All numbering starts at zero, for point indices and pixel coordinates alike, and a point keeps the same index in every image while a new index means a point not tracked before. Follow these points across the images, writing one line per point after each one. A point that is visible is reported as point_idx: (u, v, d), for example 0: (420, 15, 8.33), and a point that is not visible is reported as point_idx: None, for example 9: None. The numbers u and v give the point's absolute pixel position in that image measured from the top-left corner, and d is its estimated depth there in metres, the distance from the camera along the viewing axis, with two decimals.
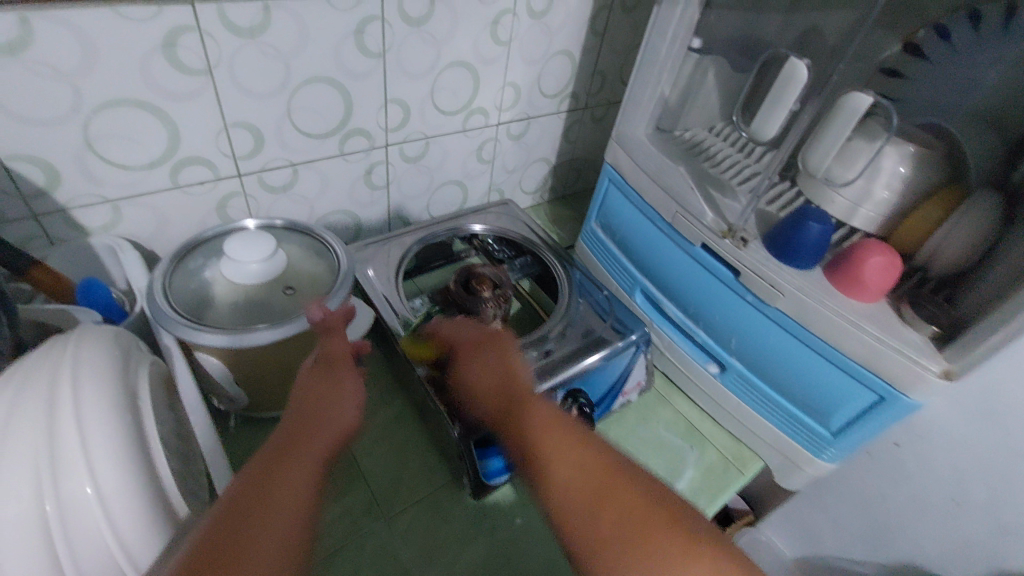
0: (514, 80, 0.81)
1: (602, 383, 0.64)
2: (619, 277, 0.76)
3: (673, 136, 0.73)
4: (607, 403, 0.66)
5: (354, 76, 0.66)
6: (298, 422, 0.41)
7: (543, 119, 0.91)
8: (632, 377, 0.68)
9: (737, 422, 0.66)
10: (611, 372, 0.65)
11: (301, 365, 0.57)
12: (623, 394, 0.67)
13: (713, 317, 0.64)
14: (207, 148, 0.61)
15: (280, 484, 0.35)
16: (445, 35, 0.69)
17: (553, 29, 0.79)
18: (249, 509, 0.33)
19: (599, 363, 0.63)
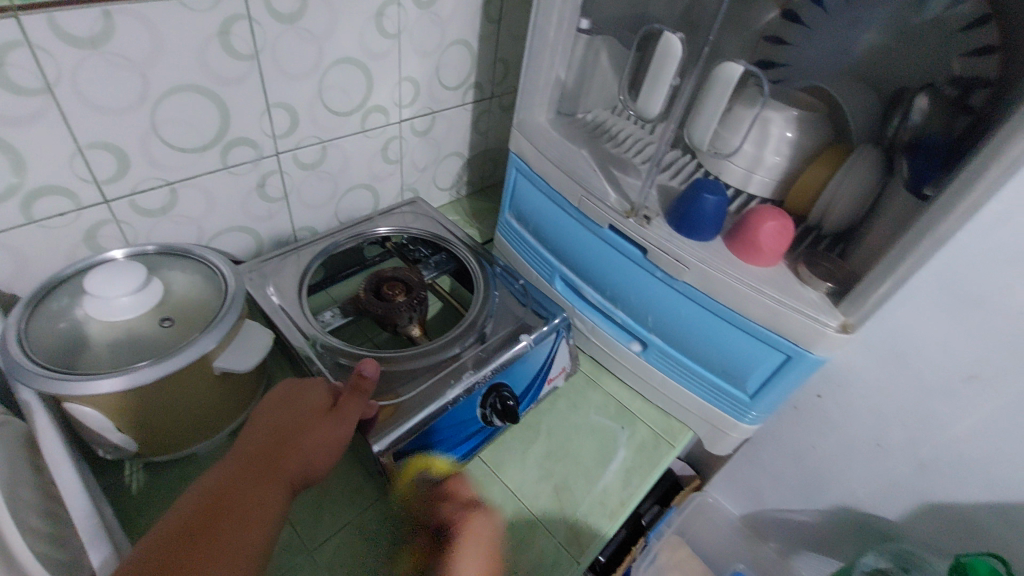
0: (411, 74, 0.78)
1: (524, 374, 0.62)
2: (537, 265, 0.74)
3: (576, 120, 0.73)
4: (534, 392, 0.65)
5: (226, 82, 0.61)
6: (274, 446, 0.45)
7: (448, 112, 0.89)
8: (557, 363, 0.67)
9: (665, 397, 0.67)
10: (533, 362, 0.63)
11: (197, 401, 0.53)
12: (549, 381, 0.66)
13: (629, 298, 0.64)
14: (61, 175, 0.55)
15: (224, 529, 0.39)
16: (326, 31, 0.65)
17: (444, 18, 0.77)
18: (221, 509, 0.40)
19: (519, 355, 0.61)
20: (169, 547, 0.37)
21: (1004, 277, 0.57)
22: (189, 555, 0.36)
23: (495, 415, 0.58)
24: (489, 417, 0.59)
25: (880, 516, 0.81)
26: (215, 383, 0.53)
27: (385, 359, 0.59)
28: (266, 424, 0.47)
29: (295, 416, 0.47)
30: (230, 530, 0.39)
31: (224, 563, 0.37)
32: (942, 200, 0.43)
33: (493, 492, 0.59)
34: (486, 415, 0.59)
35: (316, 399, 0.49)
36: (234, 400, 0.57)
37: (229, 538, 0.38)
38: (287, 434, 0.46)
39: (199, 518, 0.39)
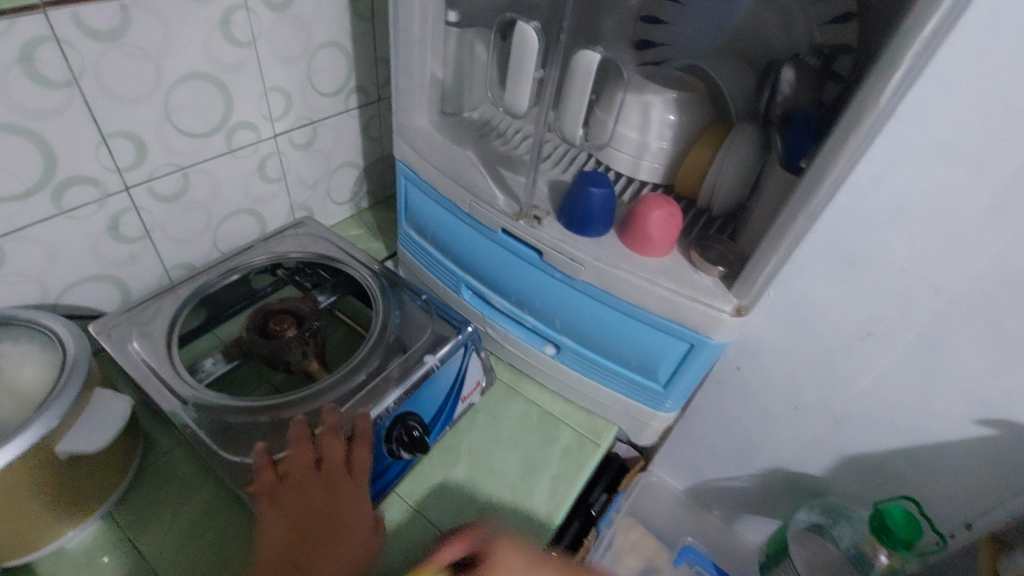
0: (278, 84, 0.72)
1: (432, 397, 0.58)
2: (442, 276, 0.70)
3: (461, 119, 0.69)
4: (448, 412, 0.61)
5: (42, 116, 0.52)
6: (307, 528, 0.45)
7: (332, 121, 0.82)
8: (471, 378, 0.63)
9: (585, 396, 0.65)
10: (441, 382, 0.59)
11: (49, 493, 0.46)
12: (462, 398, 0.62)
13: (535, 301, 0.61)
14: None
15: None
16: (162, 45, 0.58)
17: (307, 20, 0.70)
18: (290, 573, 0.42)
19: (425, 377, 0.57)
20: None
21: (885, 237, 0.58)
22: None
23: (403, 447, 0.54)
24: (396, 450, 0.54)
25: (807, 474, 0.84)
26: (67, 469, 0.47)
27: (275, 405, 0.54)
28: (310, 501, 0.46)
29: (333, 512, 0.46)
30: None
31: None
32: (812, 174, 0.42)
33: (413, 527, 0.55)
34: (392, 447, 0.54)
35: (353, 503, 0.48)
36: (99, 480, 0.50)
37: None
38: (319, 529, 0.45)
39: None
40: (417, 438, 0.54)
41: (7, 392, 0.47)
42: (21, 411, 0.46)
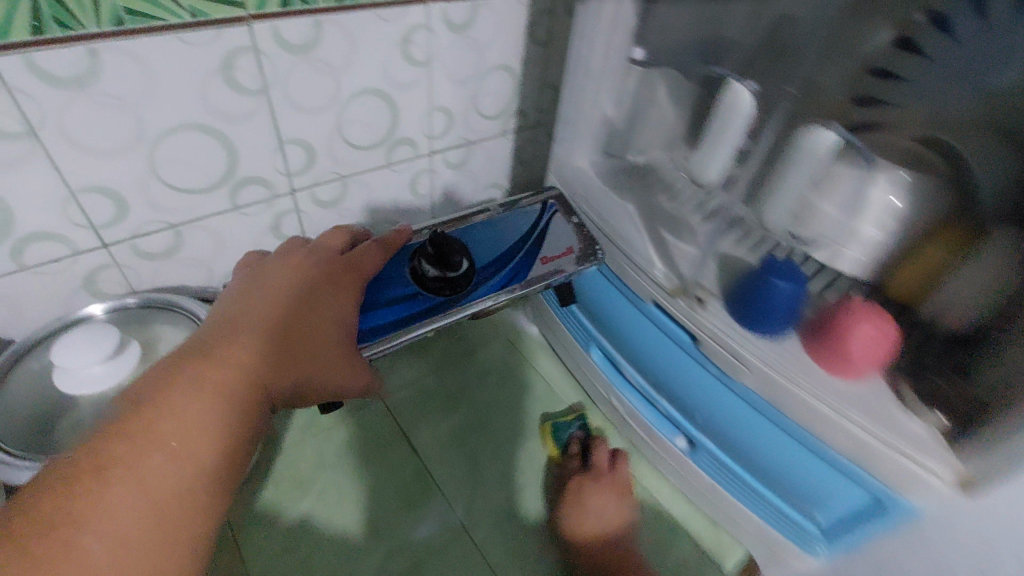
0: (443, 104, 0.71)
1: (494, 241, 0.61)
2: (574, 329, 0.65)
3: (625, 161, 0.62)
4: (526, 258, 0.60)
5: (234, 120, 0.55)
6: (258, 320, 0.45)
7: (487, 143, 0.81)
8: (560, 242, 0.60)
9: (715, 506, 0.56)
10: (501, 241, 0.60)
11: None
12: (542, 257, 0.59)
13: (676, 387, 0.53)
14: (52, 222, 0.51)
15: (201, 370, 0.40)
16: (345, 60, 0.59)
17: (482, 42, 0.69)
18: (192, 357, 0.40)
19: (489, 221, 0.62)
20: (171, 372, 0.39)
21: None
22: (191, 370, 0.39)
23: (429, 250, 0.56)
24: (422, 259, 0.56)
25: None
26: None
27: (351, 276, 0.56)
28: (263, 306, 0.47)
29: (311, 322, 0.48)
30: (180, 402, 0.37)
31: (204, 395, 0.38)
32: None
33: None
34: (423, 279, 0.57)
35: (312, 322, 0.49)
36: None
37: (194, 381, 0.39)
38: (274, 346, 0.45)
39: (182, 361, 0.40)
40: (444, 254, 0.55)
41: None
42: None
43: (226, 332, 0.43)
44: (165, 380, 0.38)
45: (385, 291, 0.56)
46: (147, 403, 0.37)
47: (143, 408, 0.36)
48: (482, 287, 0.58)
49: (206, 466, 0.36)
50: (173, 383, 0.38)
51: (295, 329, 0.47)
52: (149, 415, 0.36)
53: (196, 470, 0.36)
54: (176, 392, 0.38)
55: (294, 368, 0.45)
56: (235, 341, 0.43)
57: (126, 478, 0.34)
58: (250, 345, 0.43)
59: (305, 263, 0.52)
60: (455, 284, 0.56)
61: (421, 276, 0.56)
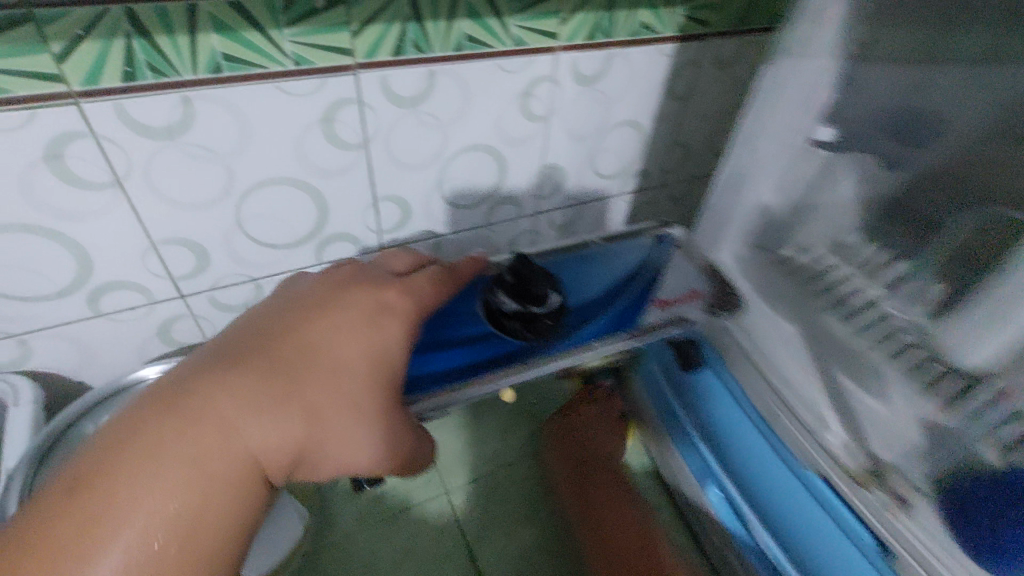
0: (557, 162, 0.63)
1: (595, 280, 0.51)
2: (689, 460, 0.49)
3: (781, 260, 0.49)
4: (636, 298, 0.49)
5: (328, 174, 0.50)
6: (267, 352, 0.34)
7: (600, 204, 0.71)
8: (677, 285, 0.50)
9: None
10: (599, 280, 0.51)
11: None
12: (658, 300, 0.49)
13: None
14: (132, 271, 0.48)
15: (175, 424, 0.30)
16: (455, 114, 0.52)
17: (611, 97, 0.60)
18: (169, 403, 0.30)
19: (585, 257, 0.53)
20: (133, 421, 0.30)
21: None
22: (163, 422, 0.30)
23: (507, 279, 0.45)
24: (497, 291, 0.45)
25: None
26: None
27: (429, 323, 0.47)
28: (273, 331, 0.36)
29: (330, 338, 0.36)
30: (137, 470, 0.28)
31: (172, 463, 0.29)
32: None
33: None
34: (498, 318, 0.46)
35: (345, 351, 0.36)
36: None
37: (158, 446, 0.29)
38: (284, 383, 0.33)
39: (158, 407, 0.31)
40: (524, 282, 0.44)
41: None
42: None
43: (220, 367, 0.32)
44: (126, 436, 0.29)
45: (453, 329, 0.46)
46: (101, 463, 0.28)
47: (102, 465, 0.28)
48: (582, 331, 0.47)
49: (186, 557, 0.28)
50: (132, 441, 0.29)
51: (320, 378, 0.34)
52: (108, 488, 0.27)
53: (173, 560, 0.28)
54: (131, 462, 0.28)
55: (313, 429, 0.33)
56: (231, 384, 0.32)
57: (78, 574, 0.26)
58: (250, 395, 0.32)
59: (356, 272, 0.42)
60: (539, 321, 0.44)
61: (498, 310, 0.45)
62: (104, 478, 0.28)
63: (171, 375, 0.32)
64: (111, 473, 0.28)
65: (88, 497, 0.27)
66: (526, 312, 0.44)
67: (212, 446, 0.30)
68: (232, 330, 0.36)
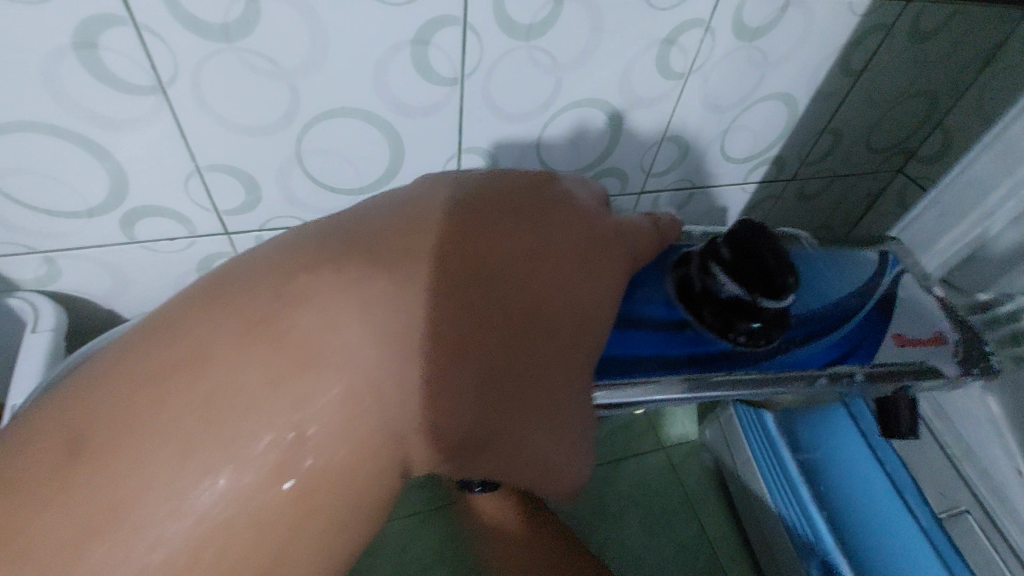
0: (683, 133, 0.51)
1: (818, 287, 0.41)
2: (755, 446, 0.49)
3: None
4: (867, 318, 0.40)
5: (411, 112, 0.40)
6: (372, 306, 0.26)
7: (717, 191, 0.59)
8: (913, 320, 0.41)
9: None
10: (826, 287, 0.40)
11: None
12: (894, 334, 0.40)
13: None
14: (172, 198, 0.40)
15: (231, 377, 0.25)
16: (577, 57, 0.41)
17: (771, 59, 0.46)
18: (234, 344, 0.25)
19: (802, 253, 0.42)
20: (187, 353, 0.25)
21: None
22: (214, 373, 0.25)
23: (735, 258, 0.33)
24: (713, 266, 0.35)
25: None
26: None
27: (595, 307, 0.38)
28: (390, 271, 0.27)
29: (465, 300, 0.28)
30: (170, 421, 0.24)
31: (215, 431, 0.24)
32: None
33: None
34: (697, 301, 0.36)
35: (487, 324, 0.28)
36: None
37: (202, 400, 0.24)
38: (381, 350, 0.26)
39: (218, 344, 0.25)
40: (761, 262, 0.32)
41: None
42: None
43: (296, 312, 0.26)
44: (176, 371, 0.25)
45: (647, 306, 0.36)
46: (143, 435, 0.24)
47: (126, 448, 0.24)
48: (803, 354, 0.37)
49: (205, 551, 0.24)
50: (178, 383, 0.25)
51: (421, 355, 0.26)
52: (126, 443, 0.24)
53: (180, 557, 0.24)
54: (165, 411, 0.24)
55: (405, 409, 0.27)
56: (302, 338, 0.25)
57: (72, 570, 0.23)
58: (321, 354, 0.25)
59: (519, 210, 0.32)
60: (750, 321, 0.34)
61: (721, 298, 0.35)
62: (111, 451, 0.24)
63: (248, 294, 0.27)
64: (143, 425, 0.24)
65: (109, 445, 0.24)
66: (744, 305, 0.34)
67: (262, 413, 0.24)
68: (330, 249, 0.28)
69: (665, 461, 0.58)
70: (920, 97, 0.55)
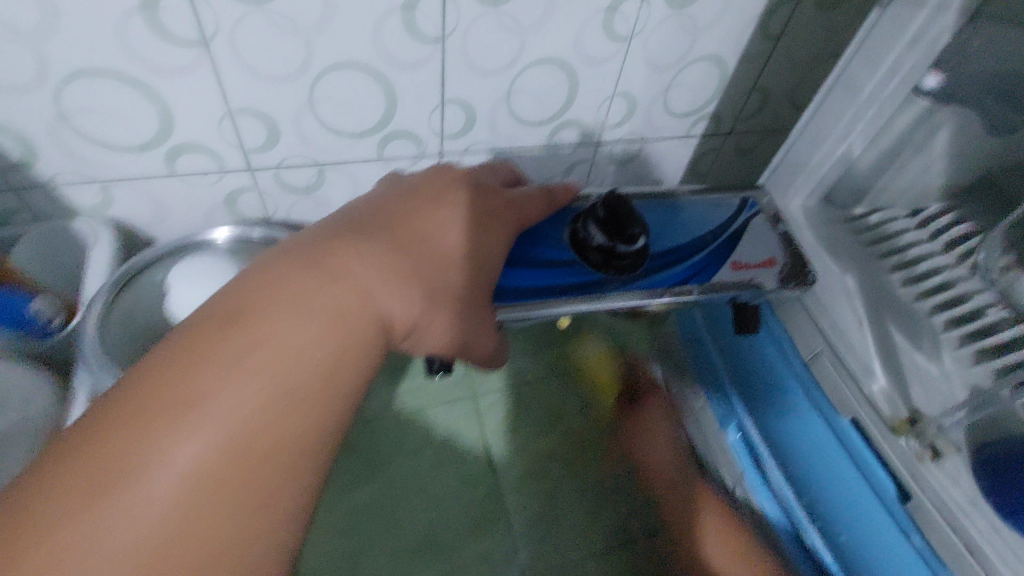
0: (629, 89, 0.60)
1: (683, 228, 0.48)
2: None
3: (834, 212, 0.48)
4: (715, 249, 0.46)
5: (402, 66, 0.50)
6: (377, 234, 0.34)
7: (663, 143, 0.68)
8: (751, 248, 0.46)
9: None
10: (682, 231, 0.47)
11: None
12: (732, 262, 0.45)
13: None
14: (208, 137, 0.49)
15: (290, 292, 0.29)
16: (537, 21, 0.50)
17: (700, 25, 0.56)
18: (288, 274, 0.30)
19: (674, 204, 0.49)
20: (248, 290, 0.29)
21: None
22: (272, 296, 0.29)
23: (602, 214, 0.43)
24: (589, 224, 0.44)
25: None
26: None
27: None
28: (374, 219, 0.35)
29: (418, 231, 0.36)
30: (244, 340, 0.27)
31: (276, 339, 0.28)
32: None
33: None
34: (580, 249, 0.45)
35: (438, 241, 0.36)
36: None
37: (265, 316, 0.28)
38: (379, 261, 0.32)
39: (269, 278, 0.30)
40: (623, 220, 0.43)
41: None
42: None
43: (326, 247, 0.31)
44: (236, 306, 0.29)
45: (540, 249, 0.45)
46: (239, 344, 0.27)
47: (222, 360, 0.27)
48: (656, 278, 0.44)
49: (254, 458, 0.26)
50: (241, 311, 0.28)
51: (408, 265, 0.33)
52: (225, 350, 0.27)
53: (235, 453, 0.25)
54: (238, 333, 0.27)
55: (391, 306, 0.32)
56: (337, 264, 0.31)
57: (140, 471, 0.24)
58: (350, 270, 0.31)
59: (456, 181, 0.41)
60: (614, 263, 0.44)
61: (592, 247, 0.44)
62: (212, 356, 0.27)
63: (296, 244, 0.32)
64: (231, 331, 0.27)
65: (212, 351, 0.27)
66: (610, 250, 0.43)
67: (315, 304, 0.29)
68: (350, 210, 0.36)
69: (603, 451, 0.53)
70: (833, 60, 0.65)
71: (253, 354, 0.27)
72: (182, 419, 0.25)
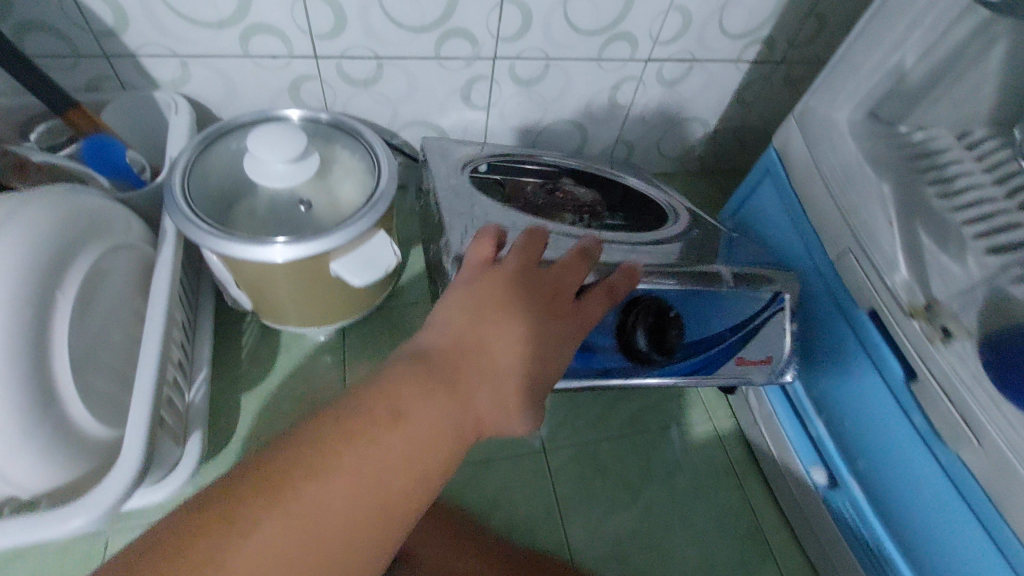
0: (686, 4, 0.59)
1: (711, 312, 0.46)
2: None
3: (878, 127, 0.49)
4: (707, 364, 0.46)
5: None
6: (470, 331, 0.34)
7: (712, 65, 0.68)
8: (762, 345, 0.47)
9: (812, 532, 0.49)
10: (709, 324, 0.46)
11: (322, 294, 0.50)
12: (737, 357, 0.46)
13: (877, 456, 0.41)
14: (279, 19, 0.52)
15: (376, 432, 0.28)
16: None
17: None
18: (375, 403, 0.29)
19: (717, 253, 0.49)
20: (355, 398, 0.30)
21: None
22: (374, 415, 0.29)
23: (646, 316, 0.44)
24: (633, 325, 0.44)
25: None
26: (333, 283, 0.50)
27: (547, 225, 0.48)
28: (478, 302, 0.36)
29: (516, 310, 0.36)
30: (353, 454, 0.27)
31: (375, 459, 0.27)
32: None
33: (552, 531, 0.49)
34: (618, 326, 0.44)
35: (531, 324, 0.36)
36: (351, 301, 0.53)
37: (366, 435, 0.28)
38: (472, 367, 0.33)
39: (367, 398, 0.30)
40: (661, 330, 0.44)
41: (330, 199, 0.50)
42: (328, 217, 0.49)
43: (416, 375, 0.31)
44: (348, 411, 0.29)
45: None
46: (340, 468, 0.27)
47: (324, 472, 0.26)
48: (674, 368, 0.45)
49: (376, 516, 0.27)
50: (350, 420, 0.28)
51: (502, 361, 0.34)
52: (333, 457, 0.27)
53: (373, 506, 0.27)
54: (343, 447, 0.27)
55: (490, 387, 0.33)
56: (435, 380, 0.31)
57: (302, 500, 0.25)
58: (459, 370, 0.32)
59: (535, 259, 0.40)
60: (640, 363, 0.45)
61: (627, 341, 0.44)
62: (309, 481, 0.26)
63: (395, 372, 0.31)
64: (334, 453, 0.27)
65: (328, 446, 0.27)
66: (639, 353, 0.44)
67: (408, 431, 0.29)
68: (455, 298, 0.36)
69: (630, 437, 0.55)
70: None
71: (391, 433, 0.28)
72: (303, 499, 0.25)
